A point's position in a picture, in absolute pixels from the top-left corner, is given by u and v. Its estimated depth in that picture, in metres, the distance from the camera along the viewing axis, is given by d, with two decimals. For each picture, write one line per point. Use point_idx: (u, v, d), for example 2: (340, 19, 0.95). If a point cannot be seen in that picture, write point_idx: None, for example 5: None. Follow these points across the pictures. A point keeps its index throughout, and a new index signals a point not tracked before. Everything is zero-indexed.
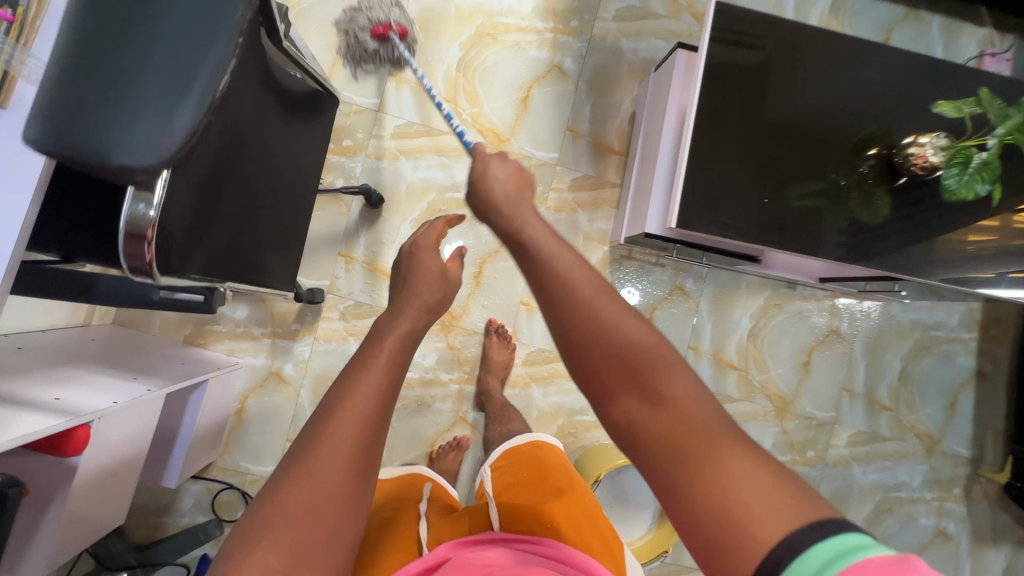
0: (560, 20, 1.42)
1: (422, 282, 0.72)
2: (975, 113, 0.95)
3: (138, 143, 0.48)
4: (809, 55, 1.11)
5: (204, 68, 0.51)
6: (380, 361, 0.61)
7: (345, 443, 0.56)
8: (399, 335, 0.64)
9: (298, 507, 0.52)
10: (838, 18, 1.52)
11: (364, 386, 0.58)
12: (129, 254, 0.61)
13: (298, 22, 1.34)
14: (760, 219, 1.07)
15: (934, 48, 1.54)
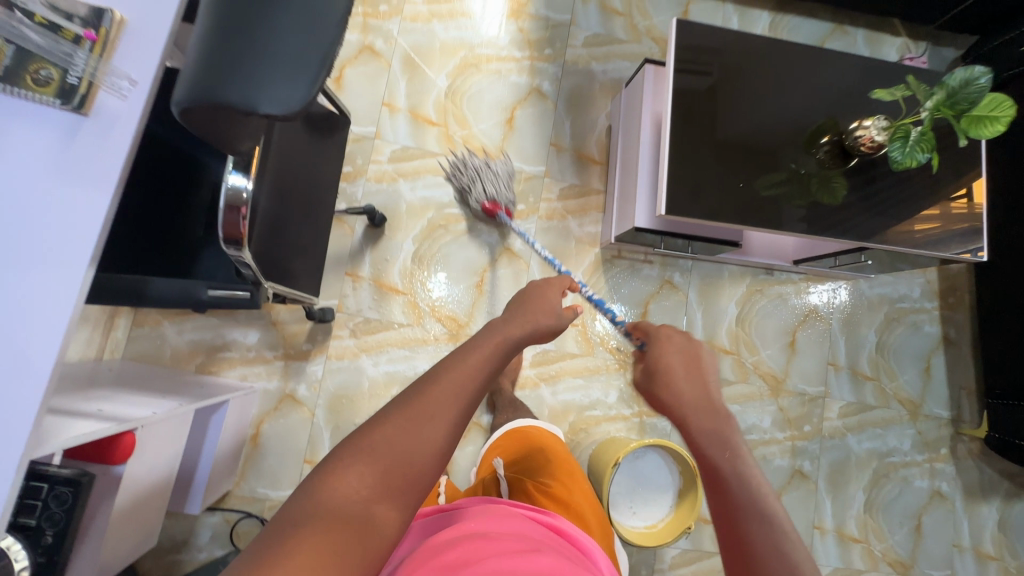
0: (535, 48, 1.57)
1: (538, 305, 0.80)
2: (906, 95, 1.10)
3: (273, 88, 0.52)
4: (761, 59, 1.25)
5: (326, 35, 0.54)
6: (488, 351, 0.68)
7: (444, 400, 0.62)
8: (506, 336, 0.71)
9: (393, 443, 0.59)
10: (777, 34, 1.72)
11: (463, 364, 0.66)
12: (226, 224, 0.65)
13: None
14: (737, 203, 1.19)
15: (861, 55, 1.76)
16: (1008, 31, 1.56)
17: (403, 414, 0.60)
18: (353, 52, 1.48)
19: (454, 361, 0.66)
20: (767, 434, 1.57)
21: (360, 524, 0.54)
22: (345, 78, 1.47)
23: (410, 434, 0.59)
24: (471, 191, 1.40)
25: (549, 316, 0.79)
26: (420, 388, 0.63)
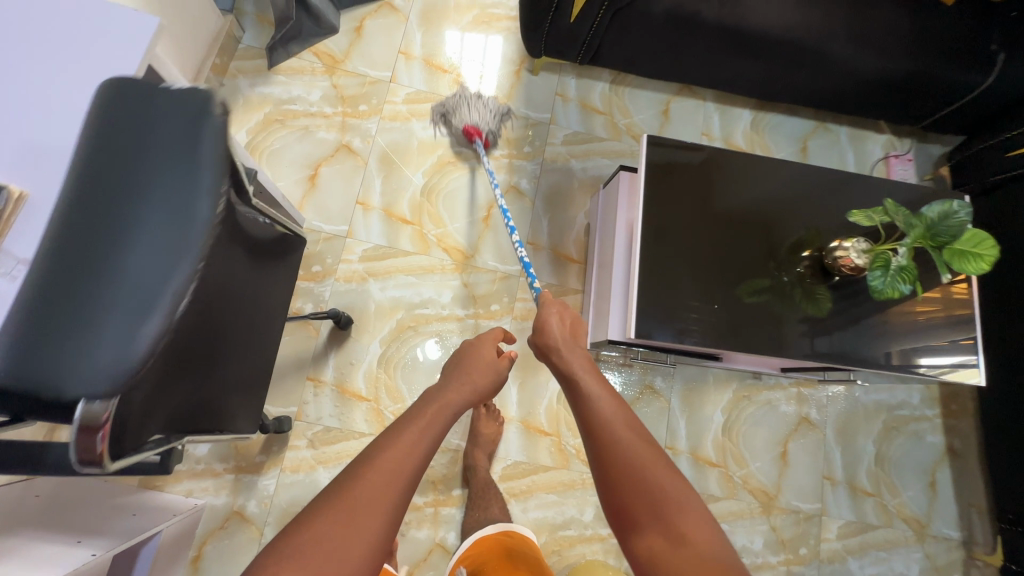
0: (514, 147, 1.57)
1: (473, 365, 0.84)
2: (885, 221, 1.06)
3: (79, 390, 0.42)
4: (737, 173, 1.22)
5: (162, 286, 0.40)
6: (424, 421, 0.69)
7: (381, 478, 0.61)
8: (443, 406, 0.74)
9: (333, 535, 0.56)
10: (759, 132, 1.72)
11: (402, 443, 0.65)
12: (77, 450, 0.46)
13: (269, 162, 1.44)
14: (713, 326, 1.13)
15: (845, 153, 1.75)
16: (994, 136, 1.52)
17: (341, 502, 0.58)
18: (330, 150, 1.48)
19: (388, 432, 0.67)
20: (758, 557, 1.44)
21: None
22: (320, 176, 1.46)
23: (349, 527, 0.56)
24: (455, 114, 1.46)
25: (474, 368, 0.84)
26: (356, 464, 0.62)
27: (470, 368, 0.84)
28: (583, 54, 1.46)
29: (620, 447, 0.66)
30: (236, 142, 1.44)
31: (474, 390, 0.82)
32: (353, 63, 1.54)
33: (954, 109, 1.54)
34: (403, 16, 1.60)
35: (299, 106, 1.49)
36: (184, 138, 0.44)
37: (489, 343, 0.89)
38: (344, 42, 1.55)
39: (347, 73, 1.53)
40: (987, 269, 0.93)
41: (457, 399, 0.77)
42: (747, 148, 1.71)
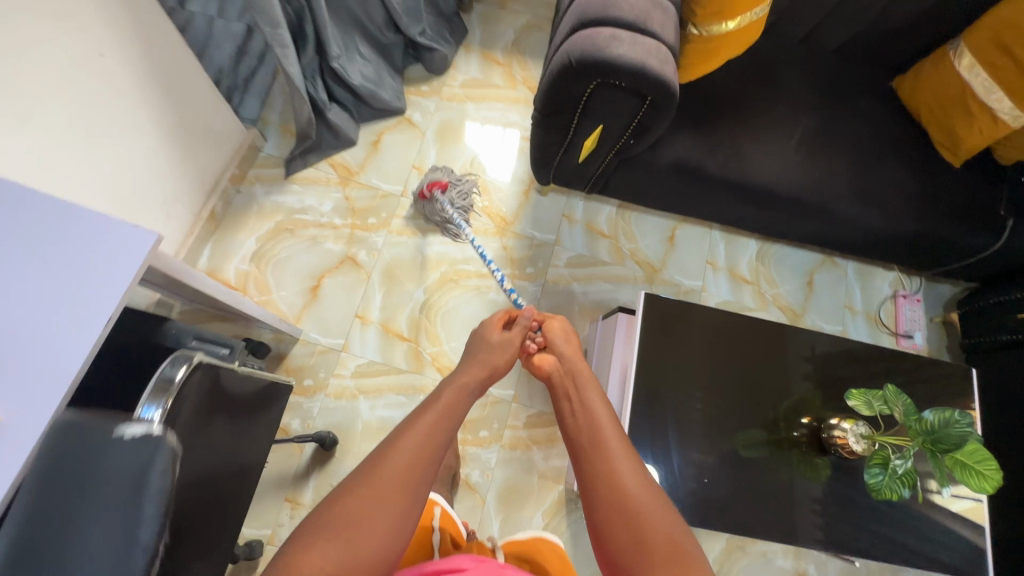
0: (518, 267, 1.59)
1: (485, 346, 0.95)
2: (884, 411, 1.03)
3: None
4: (734, 333, 1.21)
5: None
6: (441, 407, 0.77)
7: (407, 461, 0.68)
8: (459, 390, 0.83)
9: (364, 502, 0.63)
10: (765, 262, 1.71)
11: (424, 425, 0.74)
12: None
13: (274, 271, 1.47)
14: (698, 500, 1.10)
15: (851, 289, 1.73)
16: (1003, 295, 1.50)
17: (370, 483, 0.65)
18: (335, 262, 1.50)
19: (411, 420, 0.75)
20: None
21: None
22: (322, 287, 1.48)
23: (380, 503, 0.64)
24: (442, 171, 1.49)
25: (490, 349, 0.94)
26: (385, 448, 0.70)
27: (483, 348, 0.94)
28: (592, 184, 1.47)
29: (596, 441, 0.78)
30: (245, 250, 1.47)
31: (490, 371, 0.91)
32: (367, 175, 1.59)
33: (964, 264, 1.52)
34: (420, 131, 1.66)
35: (310, 216, 1.53)
36: (124, 502, 0.55)
37: (495, 324, 0.99)
38: (361, 154, 1.61)
39: (361, 185, 1.58)
40: (991, 491, 0.89)
41: (471, 381, 0.86)
42: (751, 279, 1.70)
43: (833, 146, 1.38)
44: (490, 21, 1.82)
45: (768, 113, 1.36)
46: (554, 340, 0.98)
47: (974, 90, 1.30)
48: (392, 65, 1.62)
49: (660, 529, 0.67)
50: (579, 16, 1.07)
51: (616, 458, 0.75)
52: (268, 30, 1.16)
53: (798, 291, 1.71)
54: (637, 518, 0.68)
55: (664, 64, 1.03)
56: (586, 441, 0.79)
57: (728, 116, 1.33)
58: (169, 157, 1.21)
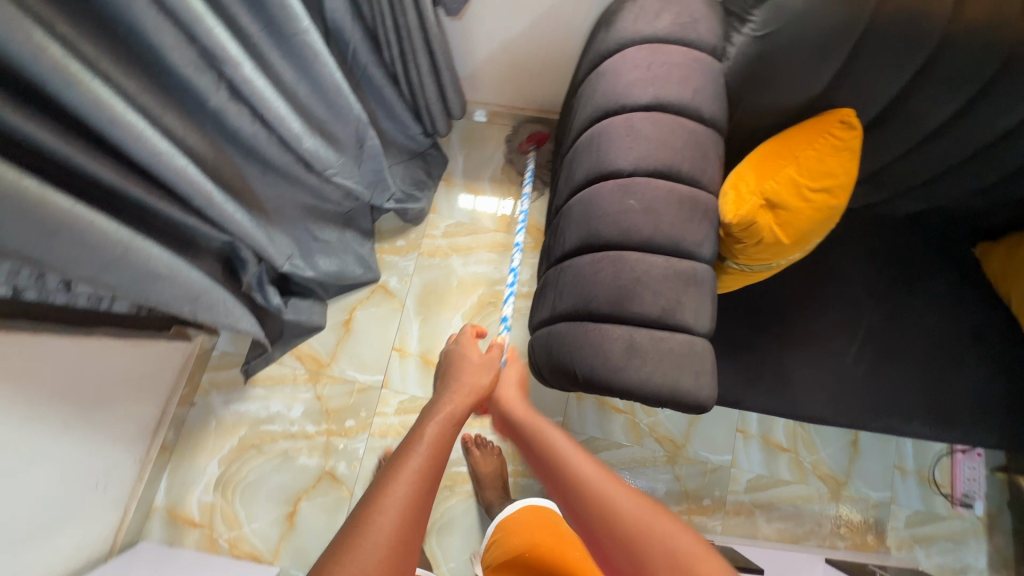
0: (519, 463, 1.38)
1: (461, 369, 0.80)
2: None
3: None
4: None
5: None
6: (428, 438, 0.60)
7: (397, 517, 0.52)
8: (442, 419, 0.64)
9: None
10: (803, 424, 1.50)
11: (414, 462, 0.56)
12: None
13: (243, 500, 1.28)
14: None
15: (903, 445, 1.51)
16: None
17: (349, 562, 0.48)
18: (311, 480, 1.31)
19: (396, 457, 0.57)
20: None
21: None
22: (299, 512, 1.29)
23: None
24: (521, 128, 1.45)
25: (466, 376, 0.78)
26: (369, 498, 0.53)
27: (461, 376, 0.78)
28: None
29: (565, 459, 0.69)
30: (207, 476, 1.28)
31: (473, 383, 0.76)
32: (341, 366, 1.37)
33: None
34: (399, 301, 1.42)
35: (279, 426, 1.32)
36: None
37: (473, 345, 0.86)
38: (332, 340, 1.37)
39: (333, 380, 1.36)
40: None
41: (456, 410, 0.68)
42: (788, 445, 1.49)
43: (900, 352, 1.12)
44: (474, 141, 1.49)
45: (818, 321, 1.10)
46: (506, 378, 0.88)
47: None
48: (358, 231, 1.34)
49: (666, 541, 0.56)
50: (586, 300, 0.82)
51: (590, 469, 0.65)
52: (188, 310, 0.91)
53: (842, 455, 1.50)
54: (631, 543, 0.57)
55: (700, 379, 0.78)
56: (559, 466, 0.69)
57: (768, 330, 1.09)
58: (95, 445, 1.01)
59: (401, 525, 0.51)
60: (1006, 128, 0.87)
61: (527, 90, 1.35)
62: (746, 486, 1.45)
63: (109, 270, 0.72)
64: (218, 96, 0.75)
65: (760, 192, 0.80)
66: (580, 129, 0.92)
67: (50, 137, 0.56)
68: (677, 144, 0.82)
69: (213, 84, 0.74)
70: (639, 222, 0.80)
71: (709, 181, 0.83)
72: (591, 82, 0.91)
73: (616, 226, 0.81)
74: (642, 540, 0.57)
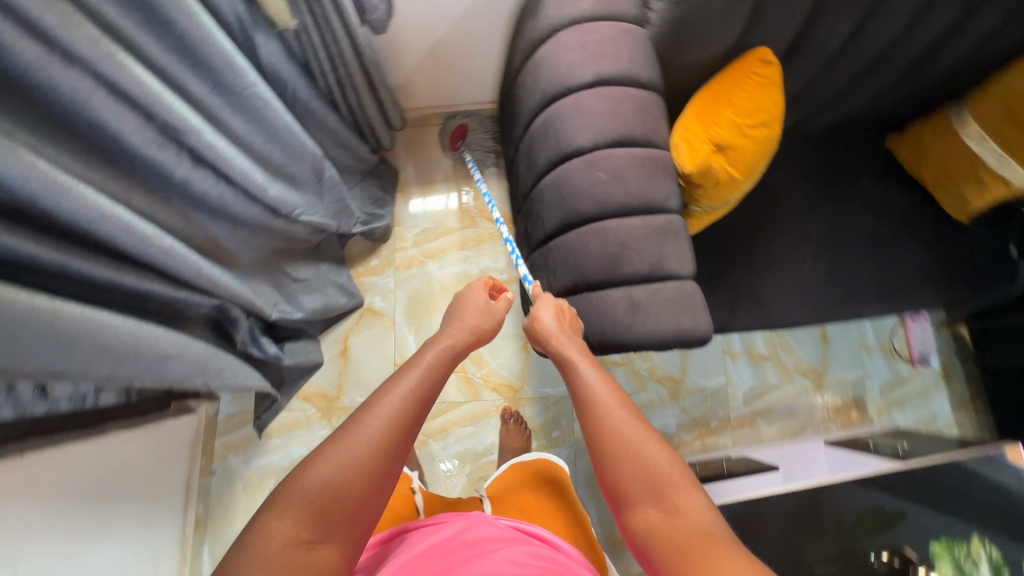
0: (542, 437, 1.44)
1: (466, 311, 0.79)
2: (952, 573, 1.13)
3: None
4: None
5: None
6: (426, 361, 0.64)
7: (389, 423, 0.56)
8: (442, 349, 0.68)
9: (338, 471, 0.52)
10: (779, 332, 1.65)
11: (409, 376, 0.61)
12: None
13: None
14: None
15: (863, 326, 1.70)
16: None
17: (344, 450, 0.53)
18: None
19: (395, 373, 0.62)
20: None
21: (307, 574, 0.48)
22: None
23: (355, 473, 0.52)
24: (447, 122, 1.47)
25: (474, 322, 0.77)
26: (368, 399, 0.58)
27: (464, 316, 0.77)
28: None
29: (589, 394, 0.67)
30: None
31: (479, 321, 0.77)
32: (349, 395, 1.38)
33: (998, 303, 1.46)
34: (389, 317, 1.44)
35: None
36: None
37: (478, 289, 0.83)
38: (333, 372, 1.38)
39: (346, 410, 1.37)
40: None
41: (455, 344, 0.71)
42: (770, 353, 1.64)
43: (846, 247, 1.26)
44: (418, 146, 1.51)
45: (774, 238, 1.23)
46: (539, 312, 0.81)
47: (984, 161, 1.15)
48: (332, 261, 1.35)
49: (657, 473, 0.59)
50: (580, 273, 0.89)
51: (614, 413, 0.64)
52: (200, 381, 0.90)
53: (816, 349, 1.66)
54: (625, 472, 0.60)
55: (697, 316, 0.86)
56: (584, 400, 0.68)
57: (735, 257, 1.20)
58: (133, 539, 0.99)
59: (392, 430, 0.55)
60: (892, 33, 0.99)
61: (459, 87, 1.38)
62: (743, 400, 1.59)
63: (123, 364, 0.71)
64: (182, 166, 0.75)
65: (710, 139, 0.89)
66: (531, 117, 0.97)
67: (39, 249, 0.55)
68: (627, 112, 0.88)
69: (176, 157, 0.73)
70: (611, 191, 0.87)
71: (661, 139, 0.90)
72: (531, 70, 0.96)
73: (591, 199, 0.87)
74: (632, 467, 0.60)
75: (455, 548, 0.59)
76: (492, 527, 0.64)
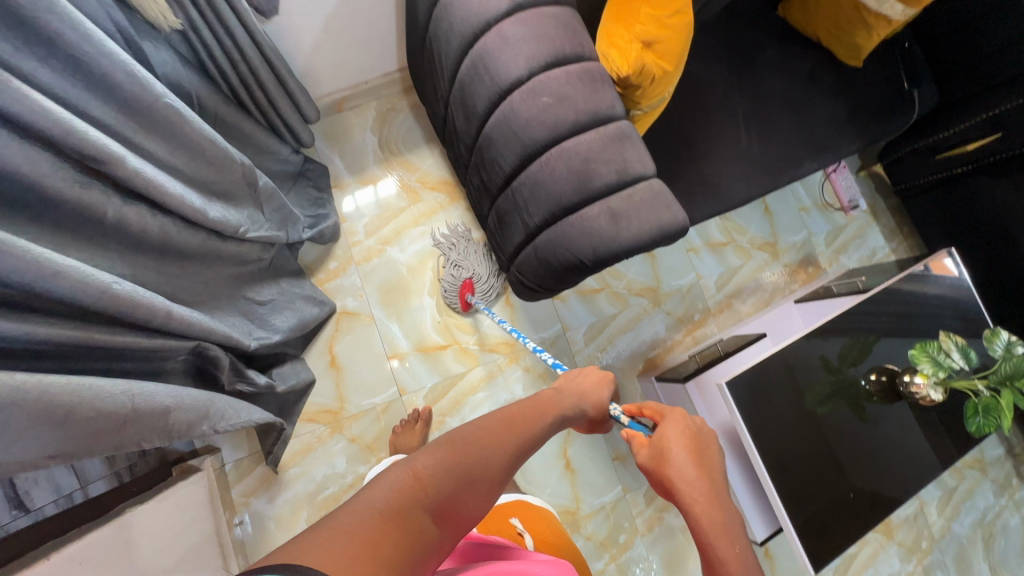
0: (550, 380, 1.48)
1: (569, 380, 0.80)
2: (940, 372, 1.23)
3: None
4: (805, 361, 1.29)
5: None
6: (543, 410, 0.67)
7: (499, 436, 0.57)
8: (550, 405, 0.70)
9: (461, 451, 0.51)
10: (728, 216, 1.74)
11: (527, 422, 0.62)
12: None
13: None
14: (852, 512, 1.22)
15: (796, 190, 1.83)
16: (928, 135, 1.58)
17: (464, 437, 0.53)
18: None
19: (511, 410, 0.64)
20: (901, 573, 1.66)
21: (419, 543, 0.42)
22: None
23: (473, 461, 0.51)
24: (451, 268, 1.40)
25: (582, 411, 0.74)
26: (489, 417, 0.60)
27: (578, 386, 0.78)
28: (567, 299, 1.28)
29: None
30: None
31: (589, 407, 0.75)
32: (353, 402, 1.34)
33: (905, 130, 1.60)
34: (368, 314, 1.39)
35: (334, 487, 1.29)
36: None
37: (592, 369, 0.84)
38: (329, 386, 1.34)
39: (355, 418, 1.33)
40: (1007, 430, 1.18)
41: (561, 402, 0.72)
42: (726, 239, 1.74)
43: (770, 116, 1.34)
44: (340, 135, 1.43)
45: (708, 125, 1.28)
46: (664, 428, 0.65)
47: (867, 5, 1.25)
48: (291, 274, 1.28)
49: None
50: (555, 201, 0.89)
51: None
52: (206, 428, 0.85)
53: (763, 223, 1.78)
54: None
55: (673, 210, 0.90)
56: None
57: (679, 153, 1.25)
58: None
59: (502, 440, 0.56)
60: None
61: (362, 60, 1.31)
62: (716, 287, 1.69)
63: (125, 427, 0.65)
64: (113, 204, 0.67)
65: (636, 38, 0.90)
66: (457, 63, 0.94)
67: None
68: (551, 31, 0.87)
69: (102, 193, 0.65)
70: (561, 113, 0.87)
71: (590, 50, 0.91)
72: (443, 14, 0.92)
73: (544, 126, 0.87)
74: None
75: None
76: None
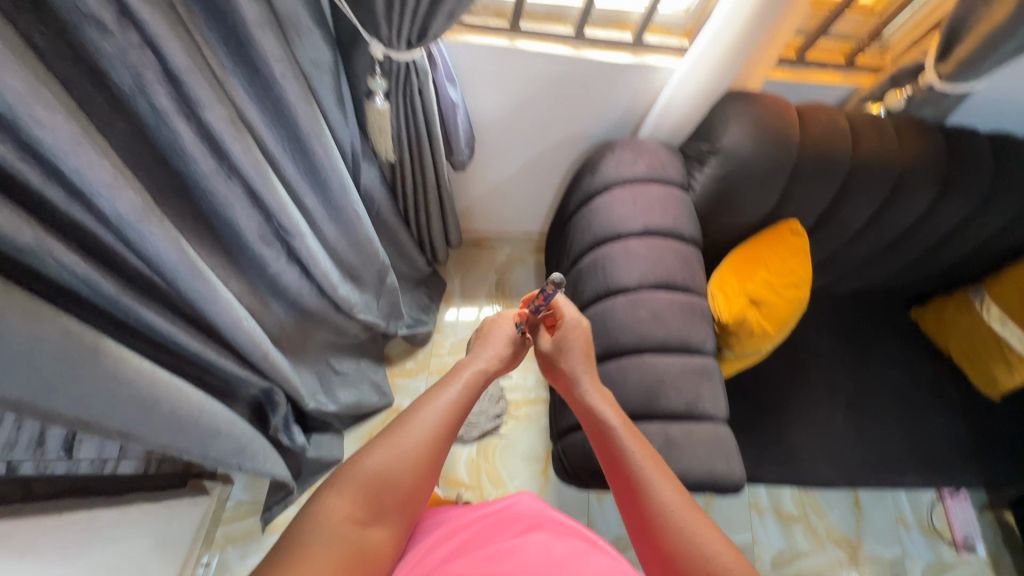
0: None
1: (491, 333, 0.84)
2: None
3: None
4: None
5: None
6: (466, 383, 0.74)
7: (427, 433, 0.66)
8: (478, 373, 0.77)
9: (390, 467, 0.62)
10: (808, 489, 1.58)
11: (449, 403, 0.70)
12: None
13: None
14: None
15: (899, 496, 1.61)
16: None
17: (392, 449, 0.63)
18: None
19: (435, 392, 0.71)
20: None
21: (363, 546, 0.57)
22: None
23: (400, 471, 0.62)
24: None
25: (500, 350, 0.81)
26: (411, 413, 0.68)
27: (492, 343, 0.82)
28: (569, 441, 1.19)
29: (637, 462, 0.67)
30: None
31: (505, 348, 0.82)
32: None
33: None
34: None
35: None
36: None
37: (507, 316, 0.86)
38: None
39: None
40: None
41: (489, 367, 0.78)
42: (799, 514, 1.55)
43: (876, 409, 1.27)
44: (469, 263, 1.64)
45: (804, 390, 1.25)
46: (568, 337, 0.83)
47: (1009, 342, 1.19)
48: (372, 358, 1.40)
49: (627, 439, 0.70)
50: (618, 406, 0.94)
51: (669, 491, 0.63)
52: (235, 462, 0.93)
53: (848, 515, 1.57)
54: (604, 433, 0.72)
55: (730, 462, 0.88)
56: (631, 466, 0.67)
57: (765, 405, 1.22)
58: None
59: (432, 440, 0.66)
60: (909, 219, 1.10)
61: (513, 217, 1.54)
62: (770, 563, 1.48)
63: (183, 433, 0.75)
64: (279, 262, 0.85)
65: (745, 293, 0.98)
66: (582, 252, 1.08)
67: (150, 313, 0.62)
68: (670, 260, 0.98)
69: (277, 253, 0.84)
70: (652, 329, 0.93)
71: (699, 286, 0.99)
72: (587, 213, 1.09)
73: (633, 334, 0.94)
74: (609, 434, 0.71)
75: (502, 519, 0.71)
76: (542, 510, 0.75)
